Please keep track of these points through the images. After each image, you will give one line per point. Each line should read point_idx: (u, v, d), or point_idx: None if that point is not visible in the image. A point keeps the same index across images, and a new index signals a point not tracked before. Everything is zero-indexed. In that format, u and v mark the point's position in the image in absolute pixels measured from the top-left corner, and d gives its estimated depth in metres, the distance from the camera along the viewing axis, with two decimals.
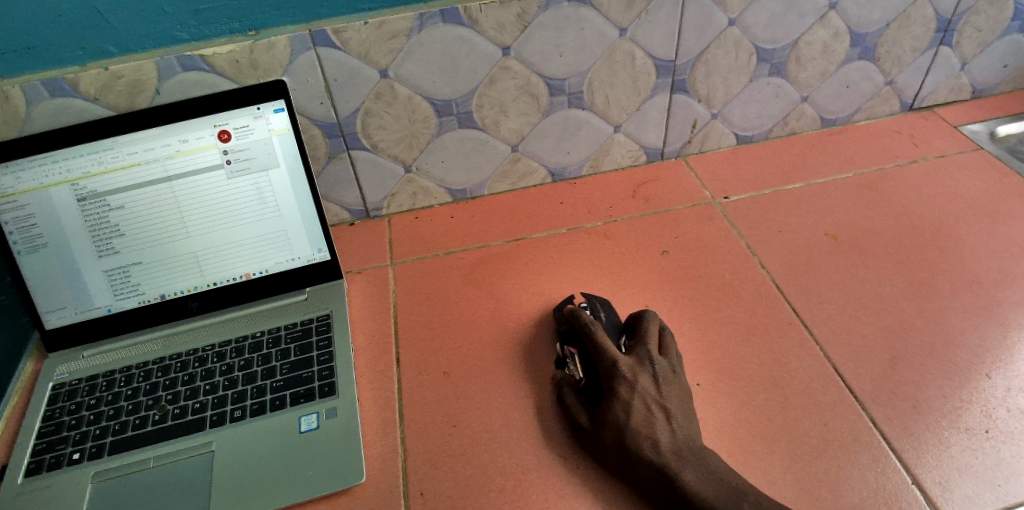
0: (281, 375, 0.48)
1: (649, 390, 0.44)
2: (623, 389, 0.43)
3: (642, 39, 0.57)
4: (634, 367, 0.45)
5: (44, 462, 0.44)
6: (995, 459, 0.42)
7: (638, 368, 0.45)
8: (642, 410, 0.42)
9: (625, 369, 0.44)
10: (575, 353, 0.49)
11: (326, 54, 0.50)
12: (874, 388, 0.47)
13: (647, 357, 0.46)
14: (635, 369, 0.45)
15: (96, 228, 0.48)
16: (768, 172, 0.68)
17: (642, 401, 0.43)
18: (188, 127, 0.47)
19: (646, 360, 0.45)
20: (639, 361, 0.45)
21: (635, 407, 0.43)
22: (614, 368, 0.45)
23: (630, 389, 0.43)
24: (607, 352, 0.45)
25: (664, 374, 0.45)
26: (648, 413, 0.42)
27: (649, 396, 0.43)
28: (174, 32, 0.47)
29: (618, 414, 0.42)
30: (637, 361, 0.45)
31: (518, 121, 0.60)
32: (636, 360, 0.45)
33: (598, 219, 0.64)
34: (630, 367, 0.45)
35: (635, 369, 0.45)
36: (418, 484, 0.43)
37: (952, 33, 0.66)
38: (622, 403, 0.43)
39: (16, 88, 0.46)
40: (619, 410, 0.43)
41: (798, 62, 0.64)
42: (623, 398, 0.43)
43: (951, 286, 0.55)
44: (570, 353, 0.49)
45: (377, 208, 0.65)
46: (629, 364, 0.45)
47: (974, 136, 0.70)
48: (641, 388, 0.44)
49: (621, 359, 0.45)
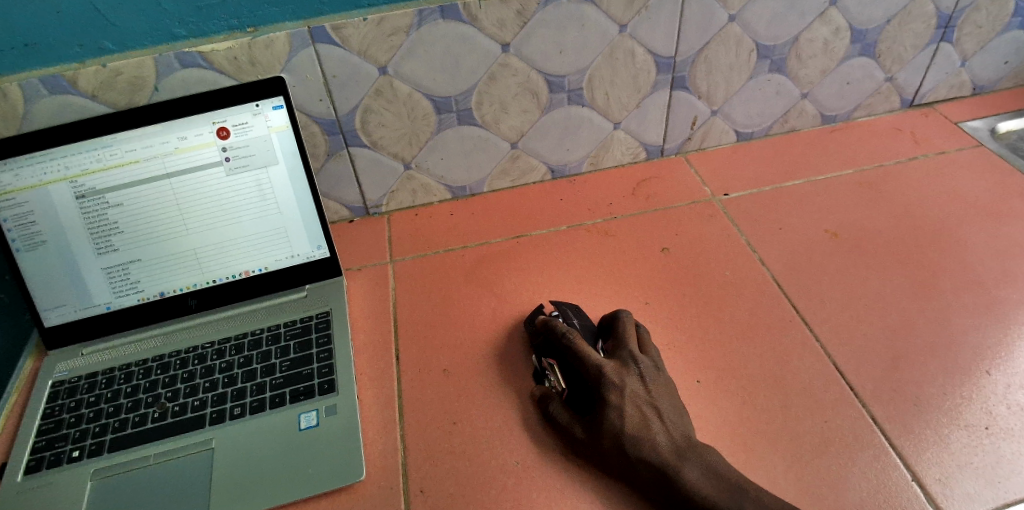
0: (280, 372, 0.48)
1: (639, 391, 0.43)
2: (614, 394, 0.43)
3: (642, 36, 0.57)
4: (620, 371, 0.44)
5: (44, 460, 0.44)
6: (996, 456, 0.42)
7: (624, 372, 0.44)
8: (636, 413, 0.42)
9: (612, 374, 0.44)
10: (555, 364, 0.47)
11: (326, 51, 0.50)
12: (875, 386, 0.47)
13: (631, 358, 0.45)
14: (622, 373, 0.44)
15: (95, 225, 0.48)
16: (769, 170, 0.68)
17: (634, 404, 0.42)
18: (188, 124, 0.47)
19: (630, 363, 0.45)
20: (624, 364, 0.45)
21: (628, 411, 0.42)
22: (601, 376, 0.44)
23: (620, 394, 0.43)
24: (590, 359, 0.45)
25: (649, 372, 0.45)
26: (641, 416, 0.42)
27: (638, 396, 0.43)
28: (174, 29, 0.47)
29: (613, 421, 0.42)
30: (622, 364, 0.45)
31: (518, 118, 0.60)
32: (621, 364, 0.45)
33: (599, 217, 0.64)
34: (616, 373, 0.44)
35: (621, 374, 0.44)
36: (420, 482, 0.43)
37: (952, 30, 0.66)
38: (615, 410, 0.42)
39: (15, 86, 0.46)
40: (613, 417, 0.42)
41: (799, 59, 0.64)
42: (615, 404, 0.42)
43: (951, 284, 0.54)
44: (550, 365, 0.47)
45: (377, 205, 0.65)
46: (614, 370, 0.44)
47: (975, 133, 0.70)
48: (631, 391, 0.43)
49: (605, 365, 0.44)
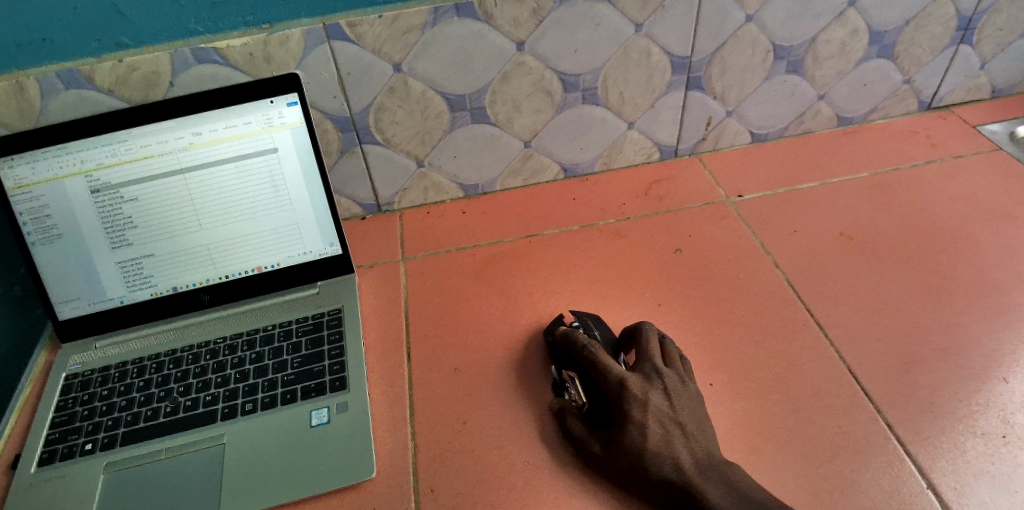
0: (292, 368, 0.48)
1: (662, 407, 0.42)
2: (636, 409, 0.42)
3: (658, 36, 0.56)
4: (643, 385, 0.43)
5: (57, 452, 0.44)
6: (1013, 465, 0.42)
7: (647, 386, 0.43)
8: (658, 430, 0.41)
9: (634, 388, 0.43)
10: (575, 377, 0.47)
11: (340, 48, 0.50)
12: (889, 391, 0.47)
13: (654, 371, 0.45)
14: (645, 388, 0.43)
15: (110, 220, 0.48)
16: (784, 172, 0.67)
17: (657, 419, 0.42)
18: (203, 119, 0.47)
19: (654, 377, 0.44)
20: (648, 378, 0.44)
21: (651, 428, 0.41)
22: (623, 390, 0.43)
23: (642, 409, 0.42)
24: (612, 373, 0.44)
25: (674, 387, 0.44)
26: (664, 432, 0.41)
27: (662, 413, 0.42)
28: (190, 25, 0.47)
29: (634, 437, 0.41)
30: (645, 377, 0.44)
31: (531, 118, 0.60)
32: (644, 377, 0.44)
33: (611, 217, 0.63)
34: (640, 386, 0.43)
35: (645, 388, 0.43)
36: (429, 481, 0.43)
37: (972, 32, 0.65)
38: (637, 426, 0.41)
39: (32, 81, 0.46)
40: (635, 433, 0.41)
41: (815, 59, 0.63)
42: (637, 420, 0.41)
43: (969, 290, 0.54)
44: (570, 378, 0.47)
45: (389, 203, 0.65)
46: (637, 383, 0.43)
47: (993, 136, 0.69)
48: (654, 406, 0.42)
49: (629, 377, 0.43)
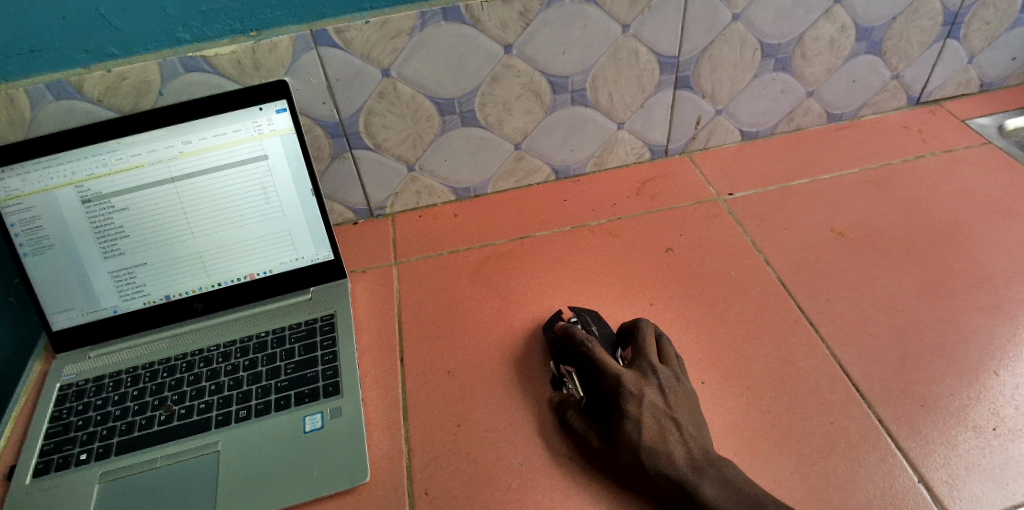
0: (285, 375, 0.48)
1: (658, 403, 0.43)
2: (632, 405, 0.42)
3: (646, 36, 0.57)
4: (639, 381, 0.44)
5: (52, 463, 0.44)
6: (1004, 457, 0.42)
7: (643, 382, 0.44)
8: (654, 424, 0.42)
9: (631, 384, 0.43)
10: (574, 372, 0.48)
11: (328, 54, 0.50)
12: (883, 387, 0.47)
13: (650, 368, 0.45)
14: (641, 383, 0.43)
15: (102, 230, 0.48)
16: (776, 169, 0.67)
17: (652, 414, 0.42)
18: (193, 128, 0.47)
19: (650, 373, 0.44)
20: (644, 375, 0.44)
21: (646, 421, 0.42)
22: (619, 386, 0.43)
23: (637, 404, 0.42)
24: (608, 368, 0.44)
25: (670, 384, 0.44)
26: (659, 426, 0.41)
27: (658, 408, 0.42)
28: (178, 33, 0.47)
29: (630, 432, 0.41)
30: (640, 373, 0.44)
31: (521, 120, 0.60)
32: (640, 373, 0.44)
33: (604, 218, 0.64)
34: (635, 382, 0.44)
35: (640, 383, 0.43)
36: (424, 484, 0.43)
37: (959, 27, 0.65)
38: (632, 421, 0.42)
39: (22, 91, 0.46)
40: (630, 428, 0.41)
41: (804, 57, 0.63)
42: (632, 415, 0.42)
43: (961, 284, 0.54)
44: (568, 372, 0.48)
45: (381, 207, 0.65)
46: (632, 379, 0.44)
47: (983, 130, 0.69)
48: (650, 401, 0.43)
49: (624, 374, 0.44)
